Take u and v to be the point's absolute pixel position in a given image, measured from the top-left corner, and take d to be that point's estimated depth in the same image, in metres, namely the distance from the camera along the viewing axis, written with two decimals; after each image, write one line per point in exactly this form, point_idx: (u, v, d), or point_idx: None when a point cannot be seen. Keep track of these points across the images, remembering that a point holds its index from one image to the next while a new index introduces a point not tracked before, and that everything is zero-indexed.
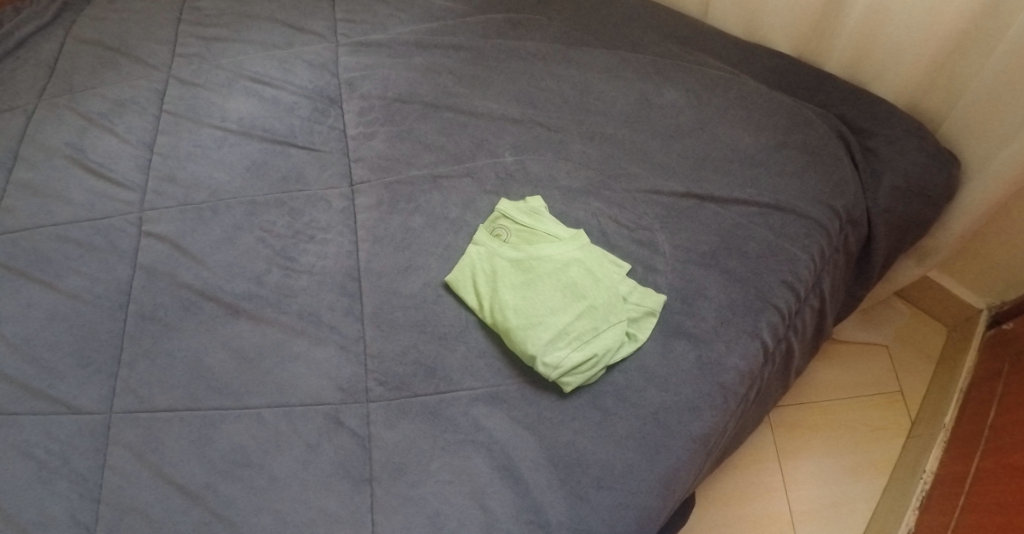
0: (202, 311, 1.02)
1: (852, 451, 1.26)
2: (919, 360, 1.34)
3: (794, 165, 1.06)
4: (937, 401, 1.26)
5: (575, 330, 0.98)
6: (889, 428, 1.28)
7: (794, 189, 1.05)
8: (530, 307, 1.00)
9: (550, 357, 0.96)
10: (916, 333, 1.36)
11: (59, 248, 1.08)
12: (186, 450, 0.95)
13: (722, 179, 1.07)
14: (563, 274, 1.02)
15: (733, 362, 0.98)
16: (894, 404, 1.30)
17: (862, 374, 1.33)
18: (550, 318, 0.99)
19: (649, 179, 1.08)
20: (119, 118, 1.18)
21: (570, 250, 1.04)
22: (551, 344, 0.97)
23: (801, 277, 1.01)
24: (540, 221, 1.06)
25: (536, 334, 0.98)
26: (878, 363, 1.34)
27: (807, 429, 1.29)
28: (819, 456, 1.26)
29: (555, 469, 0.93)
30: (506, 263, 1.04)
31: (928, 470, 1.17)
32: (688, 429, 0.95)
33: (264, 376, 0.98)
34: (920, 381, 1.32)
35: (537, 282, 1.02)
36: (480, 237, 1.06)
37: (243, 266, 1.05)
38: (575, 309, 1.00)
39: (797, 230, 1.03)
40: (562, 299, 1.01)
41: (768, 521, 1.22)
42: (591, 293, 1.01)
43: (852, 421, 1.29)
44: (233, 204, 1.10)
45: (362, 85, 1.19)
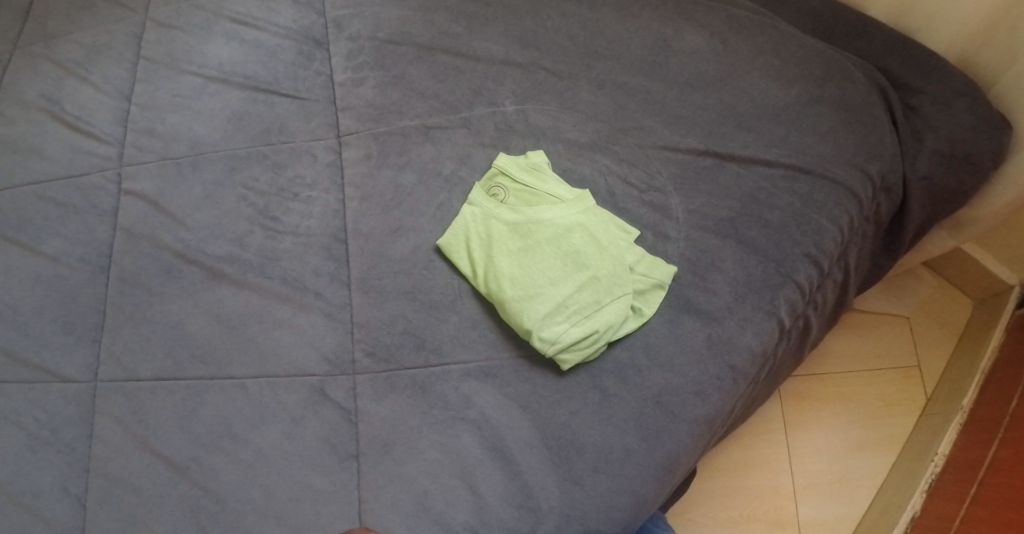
0: (183, 275, 0.98)
1: (862, 427, 1.23)
2: (941, 333, 1.27)
3: (827, 123, 0.96)
4: (958, 379, 1.21)
5: (576, 303, 0.91)
6: (903, 404, 1.24)
7: (825, 151, 0.94)
8: (527, 277, 0.92)
9: (547, 332, 0.89)
10: (941, 304, 1.29)
11: (38, 207, 1.03)
12: (171, 421, 0.92)
13: (746, 136, 0.96)
14: (564, 241, 0.94)
15: (745, 341, 0.90)
16: (911, 379, 1.25)
17: (879, 346, 1.28)
18: (548, 290, 0.91)
19: (664, 133, 0.98)
20: (96, 66, 1.11)
21: (574, 213, 0.95)
22: (549, 319, 0.90)
23: (826, 251, 0.92)
24: (542, 179, 0.97)
25: (534, 307, 0.90)
26: (896, 335, 1.28)
27: (817, 401, 1.25)
28: (827, 430, 1.23)
29: (548, 451, 0.89)
30: (503, 226, 0.95)
31: (940, 454, 1.15)
32: (692, 412, 0.89)
33: (248, 346, 0.94)
34: (941, 356, 1.26)
35: (535, 248, 0.93)
36: (476, 196, 0.97)
37: (225, 226, 0.99)
38: (577, 281, 0.92)
39: (826, 197, 0.93)
40: (563, 268, 0.93)
41: (770, 494, 1.20)
42: (594, 263, 0.92)
43: (865, 395, 1.25)
44: (214, 159, 1.03)
45: (350, 25, 1.09)
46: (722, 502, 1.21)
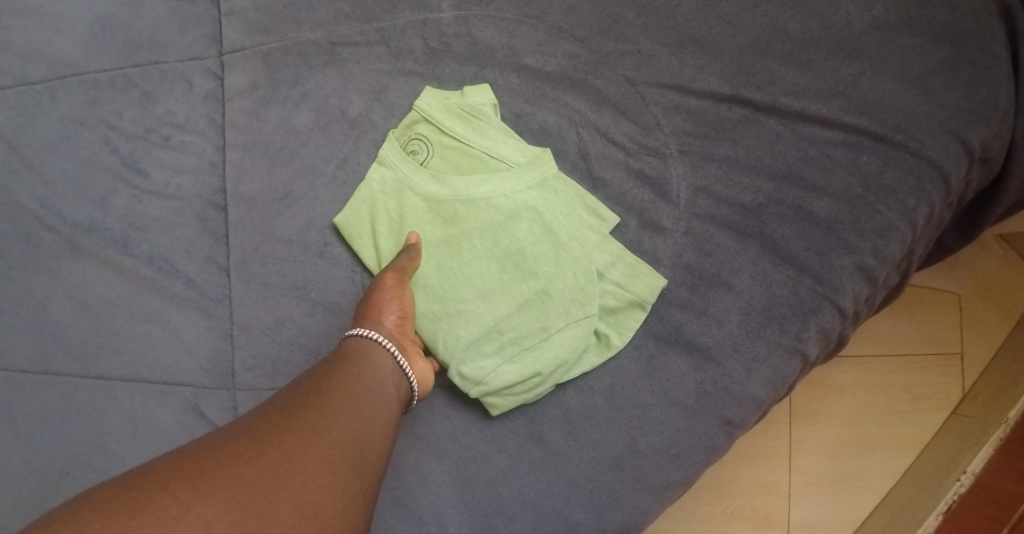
0: (42, 244, 0.77)
1: (882, 423, 0.92)
2: (998, 316, 0.92)
3: (925, 61, 0.63)
4: (1009, 379, 0.89)
5: (517, 326, 0.64)
6: (932, 399, 0.92)
7: (916, 107, 0.62)
8: (450, 283, 0.65)
9: (469, 370, 0.63)
10: (1005, 278, 0.92)
11: None
12: (41, 425, 0.75)
13: (795, 78, 0.64)
14: (504, 231, 0.65)
15: (752, 390, 0.62)
16: (949, 370, 0.92)
17: (916, 326, 0.94)
18: (476, 304, 0.64)
19: (667, 61, 0.66)
20: None
21: (524, 190, 0.65)
22: (472, 348, 0.63)
23: (889, 260, 0.62)
24: (485, 135, 0.67)
25: (454, 330, 0.63)
26: (941, 313, 0.93)
27: (835, 386, 0.93)
28: (840, 423, 0.92)
29: (469, 518, 0.65)
30: (424, 203, 0.66)
31: (971, 472, 0.87)
32: (666, 481, 0.64)
33: (114, 342, 0.75)
34: (992, 343, 0.92)
35: (464, 241, 0.65)
36: (387, 154, 0.68)
37: (85, 182, 0.77)
38: (522, 292, 0.64)
39: (903, 178, 0.62)
40: (501, 272, 0.64)
41: (758, 490, 0.92)
42: (546, 269, 0.64)
43: (890, 383, 0.93)
44: (74, 85, 0.78)
45: None
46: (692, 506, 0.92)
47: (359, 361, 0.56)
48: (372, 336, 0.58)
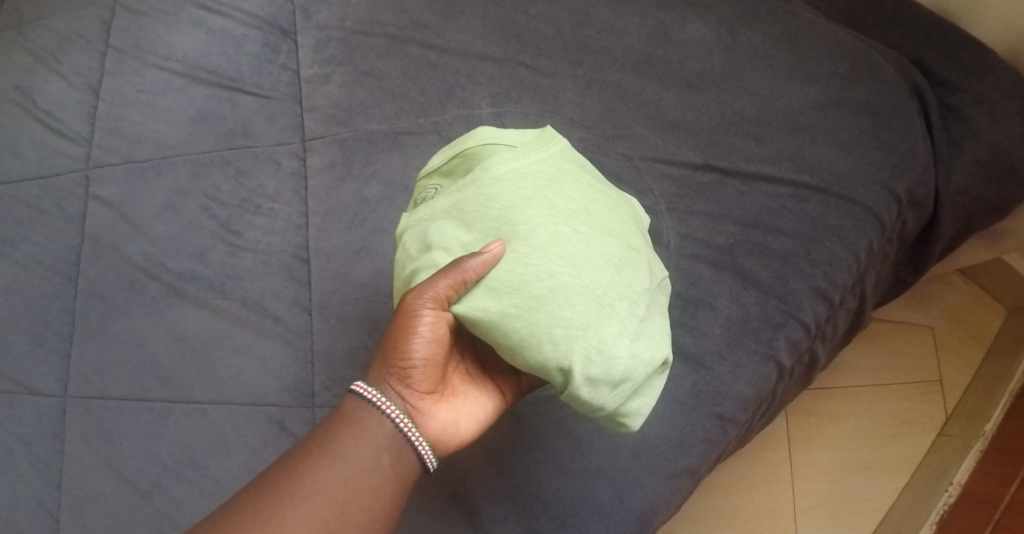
0: (146, 291, 0.94)
1: (873, 447, 1.10)
2: (967, 346, 1.13)
3: (850, 132, 0.81)
4: (981, 399, 1.09)
5: (609, 297, 0.69)
6: (918, 422, 1.11)
7: (846, 166, 0.81)
8: (518, 273, 0.68)
9: (588, 356, 0.67)
10: (970, 314, 1.15)
11: (7, 210, 1.00)
12: (136, 445, 0.91)
13: (751, 148, 0.83)
14: (546, 203, 0.72)
15: (736, 389, 0.80)
16: (929, 395, 1.12)
17: (896, 359, 1.14)
18: (563, 276, 0.68)
19: (657, 142, 0.85)
20: (66, 55, 1.06)
21: (540, 163, 0.75)
22: (580, 331, 0.67)
23: (837, 283, 0.80)
24: (480, 147, 0.78)
25: (550, 315, 0.67)
26: (917, 347, 1.14)
27: (826, 416, 1.12)
28: (835, 449, 1.11)
29: (510, 502, 0.82)
30: (450, 216, 0.73)
31: (956, 483, 1.05)
32: (673, 465, 0.81)
33: (209, 371, 0.91)
34: (966, 369, 1.12)
35: (509, 230, 0.70)
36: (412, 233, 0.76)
37: (187, 240, 0.94)
38: (593, 260, 0.70)
39: (842, 221, 0.80)
40: (564, 242, 0.70)
41: (767, 515, 1.08)
42: (598, 234, 0.71)
43: (877, 411, 1.12)
44: (177, 163, 0.97)
45: (318, 12, 0.98)
46: (712, 524, 1.09)
47: (361, 424, 0.72)
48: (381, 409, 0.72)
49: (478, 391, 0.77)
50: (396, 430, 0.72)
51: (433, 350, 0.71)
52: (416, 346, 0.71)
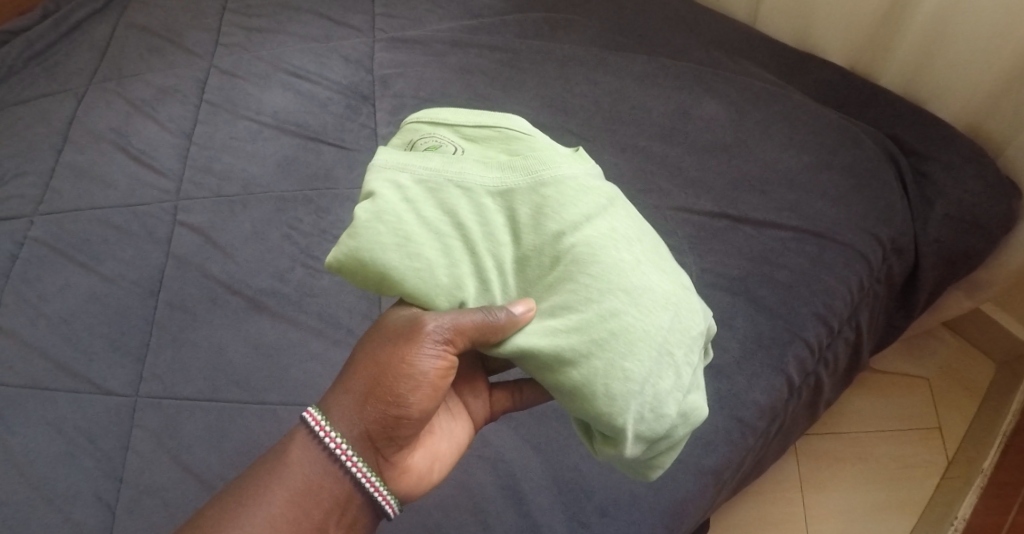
0: (226, 304, 1.06)
1: (881, 488, 1.15)
2: (961, 396, 1.20)
3: (837, 190, 0.98)
4: (979, 442, 1.14)
5: (668, 345, 0.70)
6: (922, 465, 1.16)
7: (837, 215, 0.97)
8: (580, 311, 0.69)
9: (644, 406, 0.69)
10: (962, 368, 1.22)
11: (99, 232, 1.13)
12: (203, 441, 0.98)
13: (759, 200, 0.99)
14: (606, 223, 0.72)
15: (754, 396, 0.92)
16: (931, 440, 1.18)
17: (895, 408, 1.21)
18: (628, 320, 0.69)
19: (682, 196, 1.01)
20: (161, 106, 1.21)
21: (597, 180, 0.76)
22: (638, 380, 0.68)
23: (835, 311, 0.95)
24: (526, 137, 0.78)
25: (611, 361, 0.68)
26: (915, 397, 1.21)
27: (834, 460, 1.19)
28: (846, 492, 1.16)
29: (560, 492, 0.92)
30: (493, 207, 0.74)
31: (961, 517, 1.08)
32: (700, 463, 0.91)
33: (282, 374, 1.00)
34: (963, 417, 1.18)
35: (562, 251, 0.71)
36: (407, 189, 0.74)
37: (270, 262, 1.07)
38: (654, 300, 0.70)
39: (836, 258, 0.96)
40: (625, 273, 0.70)
41: None
42: (655, 265, 0.73)
43: (884, 454, 1.18)
44: (263, 199, 1.11)
45: (395, 83, 1.15)
46: None
47: (309, 462, 0.72)
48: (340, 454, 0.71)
49: (449, 424, 0.81)
50: (354, 481, 0.72)
51: (427, 410, 0.72)
52: (411, 401, 0.71)
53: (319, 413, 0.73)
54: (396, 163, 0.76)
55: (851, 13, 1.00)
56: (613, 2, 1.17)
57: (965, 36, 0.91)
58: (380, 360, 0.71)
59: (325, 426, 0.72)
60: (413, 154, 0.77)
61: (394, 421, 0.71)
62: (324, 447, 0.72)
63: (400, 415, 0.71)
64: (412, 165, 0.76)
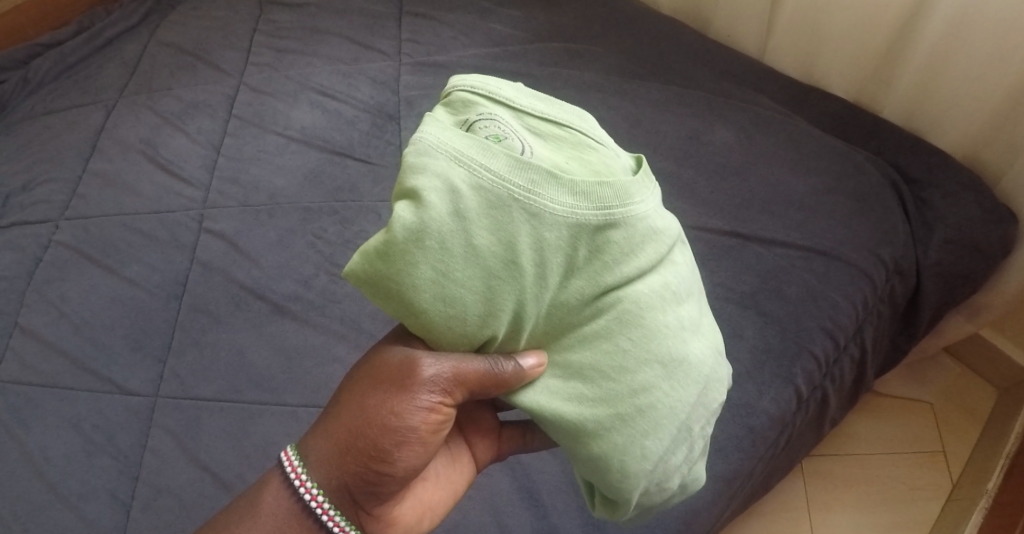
0: (250, 308, 1.07)
1: (887, 509, 1.20)
2: (963, 421, 1.25)
3: (842, 212, 1.01)
4: (982, 464, 1.19)
5: (688, 421, 0.70)
6: (927, 488, 1.21)
7: (841, 236, 1.00)
8: (611, 379, 0.68)
9: (651, 481, 0.70)
10: (964, 393, 1.28)
11: (124, 237, 1.15)
12: (221, 440, 0.98)
13: (767, 221, 1.02)
14: (656, 282, 0.70)
15: (764, 405, 0.93)
16: (935, 463, 1.23)
17: (900, 432, 1.26)
18: (657, 394, 0.68)
19: (694, 215, 1.04)
20: (191, 119, 1.26)
21: (663, 227, 0.72)
22: (653, 459, 0.69)
23: (841, 325, 0.96)
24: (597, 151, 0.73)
25: (631, 438, 0.68)
26: (919, 421, 1.27)
27: (841, 481, 1.23)
28: (853, 511, 1.20)
29: (576, 495, 0.92)
30: (555, 241, 0.68)
31: None
32: (714, 469, 0.90)
33: (303, 376, 1.01)
34: (966, 442, 1.24)
35: (605, 306, 0.69)
36: (466, 197, 0.66)
37: (294, 268, 1.09)
38: (687, 374, 0.70)
39: (841, 277, 0.97)
40: (666, 341, 0.69)
41: None
42: (694, 333, 0.72)
43: (890, 477, 1.23)
44: (289, 208, 1.14)
45: (420, 104, 1.20)
46: None
47: (286, 510, 0.72)
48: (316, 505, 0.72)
49: (444, 471, 0.82)
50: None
51: (411, 467, 0.72)
52: (394, 457, 0.71)
53: (297, 459, 0.73)
54: (454, 152, 0.67)
55: (854, 49, 1.07)
56: (630, 37, 1.24)
57: (962, 67, 0.98)
58: (366, 415, 0.71)
59: (299, 473, 0.73)
60: (475, 142, 0.68)
61: (376, 476, 0.71)
62: (297, 496, 0.72)
63: (383, 471, 0.71)
64: (470, 160, 0.67)
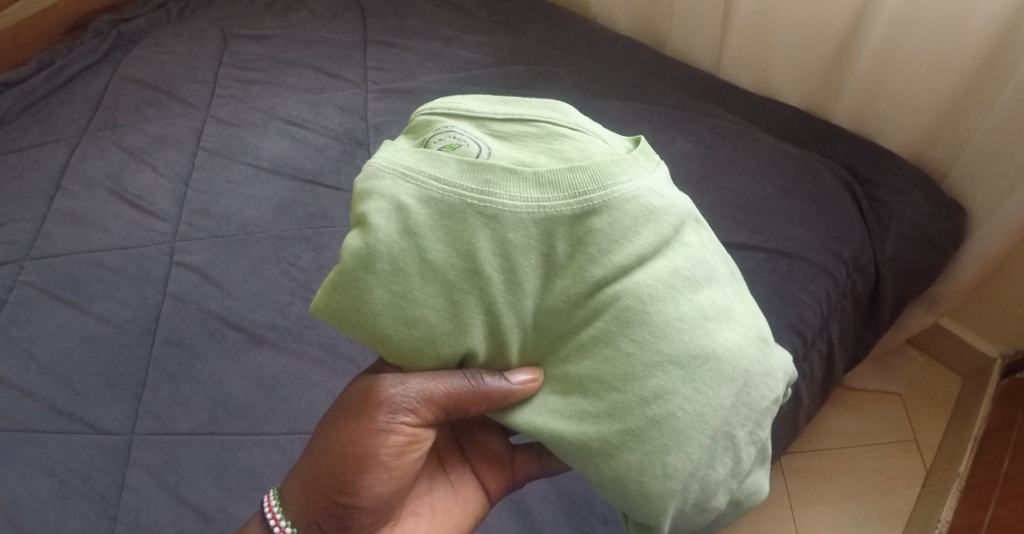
0: (225, 338, 1.06)
1: (865, 500, 1.24)
2: (931, 410, 1.31)
3: (802, 213, 1.03)
4: (952, 450, 1.23)
5: (722, 428, 0.69)
6: (902, 476, 1.25)
7: (801, 236, 1.02)
8: (617, 391, 0.69)
9: (686, 497, 0.69)
10: (930, 383, 1.33)
11: (92, 274, 1.14)
12: (202, 474, 0.96)
13: (731, 225, 1.04)
14: (663, 270, 0.70)
15: None
16: (908, 452, 1.27)
17: (872, 424, 1.31)
18: (673, 402, 0.68)
19: None
20: (158, 153, 1.26)
21: (664, 205, 0.72)
22: (680, 474, 0.68)
23: (808, 321, 0.97)
24: (571, 138, 0.75)
25: (648, 454, 0.68)
26: (890, 412, 1.31)
27: (819, 476, 1.27)
28: (833, 504, 1.24)
29: (563, 504, 0.92)
30: (522, 239, 0.70)
31: (943, 520, 1.15)
32: None
33: (283, 404, 1.00)
34: (935, 430, 1.29)
35: (606, 306, 0.69)
36: (414, 213, 0.70)
37: (268, 296, 1.09)
38: (716, 371, 0.69)
39: (804, 274, 0.99)
40: (680, 337, 0.69)
41: None
42: (722, 322, 0.71)
43: (866, 468, 1.27)
44: (261, 237, 1.14)
45: (389, 129, 1.22)
46: None
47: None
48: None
49: (444, 500, 0.85)
50: None
51: (378, 496, 0.76)
52: (360, 485, 0.75)
53: (275, 500, 0.78)
54: (403, 170, 0.71)
55: (804, 59, 1.13)
56: (591, 57, 1.28)
57: (905, 71, 1.03)
58: (337, 445, 0.76)
59: (276, 513, 0.77)
60: (424, 157, 0.72)
61: (343, 505, 0.75)
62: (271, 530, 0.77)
63: (350, 500, 0.75)
64: (418, 175, 0.71)
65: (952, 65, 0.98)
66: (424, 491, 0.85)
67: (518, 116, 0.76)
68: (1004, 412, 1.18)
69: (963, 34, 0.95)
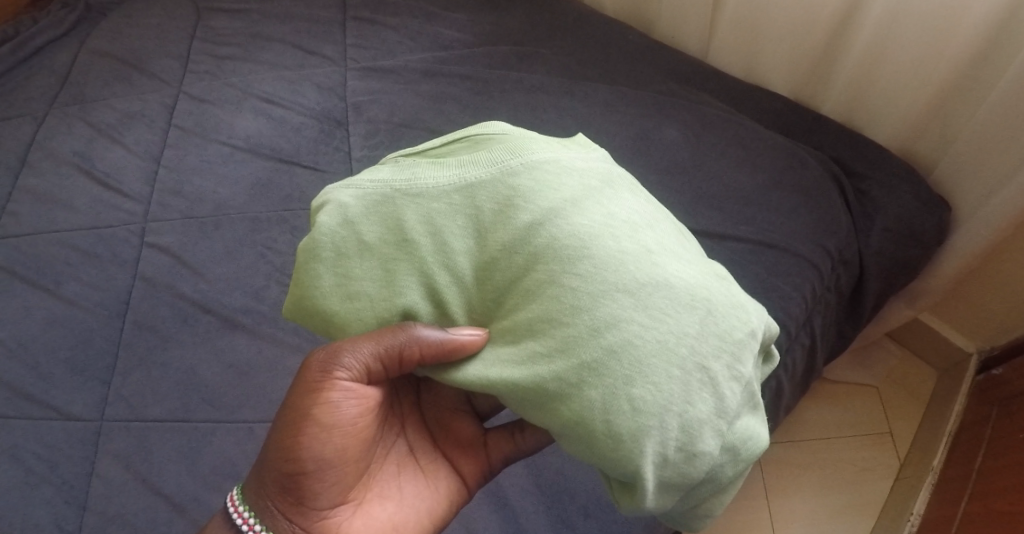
0: (198, 323, 1.03)
1: (840, 492, 1.25)
2: (908, 403, 1.32)
3: (788, 205, 1.02)
4: (927, 443, 1.24)
5: (691, 358, 0.66)
6: (878, 468, 1.27)
7: (787, 228, 1.00)
8: (566, 325, 0.66)
9: (665, 438, 0.65)
10: (907, 376, 1.34)
11: (60, 254, 1.10)
12: (174, 461, 0.94)
13: (717, 215, 1.02)
14: (601, 211, 0.69)
15: None
16: (884, 445, 1.29)
17: (850, 416, 1.32)
18: (629, 336, 0.65)
19: None
20: (128, 130, 1.22)
21: (587, 165, 0.73)
22: (651, 408, 0.65)
23: (793, 315, 0.96)
24: (494, 138, 0.76)
25: (611, 388, 0.65)
26: (867, 404, 1.33)
27: (796, 467, 1.28)
28: (809, 495, 1.26)
29: (542, 495, 0.91)
30: (452, 206, 0.71)
31: (916, 513, 1.16)
32: None
33: (257, 392, 0.97)
34: (912, 423, 1.30)
35: (546, 246, 0.67)
36: (352, 208, 0.73)
37: (244, 281, 1.06)
38: (671, 300, 0.66)
39: (789, 267, 0.98)
40: (626, 268, 0.66)
41: None
42: (670, 257, 0.69)
43: (842, 459, 1.28)
44: (235, 219, 1.11)
45: (369, 109, 1.18)
46: None
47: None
48: (243, 515, 0.75)
49: (412, 487, 0.82)
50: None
51: (320, 456, 0.74)
52: (301, 445, 0.74)
53: (238, 495, 0.76)
54: (347, 182, 0.76)
55: (794, 49, 1.11)
56: (576, 39, 1.25)
57: (897, 63, 1.02)
58: (283, 413, 0.76)
59: (238, 505, 0.76)
60: (364, 171, 0.77)
61: (291, 470, 0.74)
62: (232, 523, 0.75)
63: (292, 462, 0.74)
64: (358, 182, 0.76)
65: (943, 62, 0.98)
66: (393, 477, 0.82)
67: (451, 135, 0.81)
68: (980, 405, 1.19)
69: (956, 30, 0.94)
